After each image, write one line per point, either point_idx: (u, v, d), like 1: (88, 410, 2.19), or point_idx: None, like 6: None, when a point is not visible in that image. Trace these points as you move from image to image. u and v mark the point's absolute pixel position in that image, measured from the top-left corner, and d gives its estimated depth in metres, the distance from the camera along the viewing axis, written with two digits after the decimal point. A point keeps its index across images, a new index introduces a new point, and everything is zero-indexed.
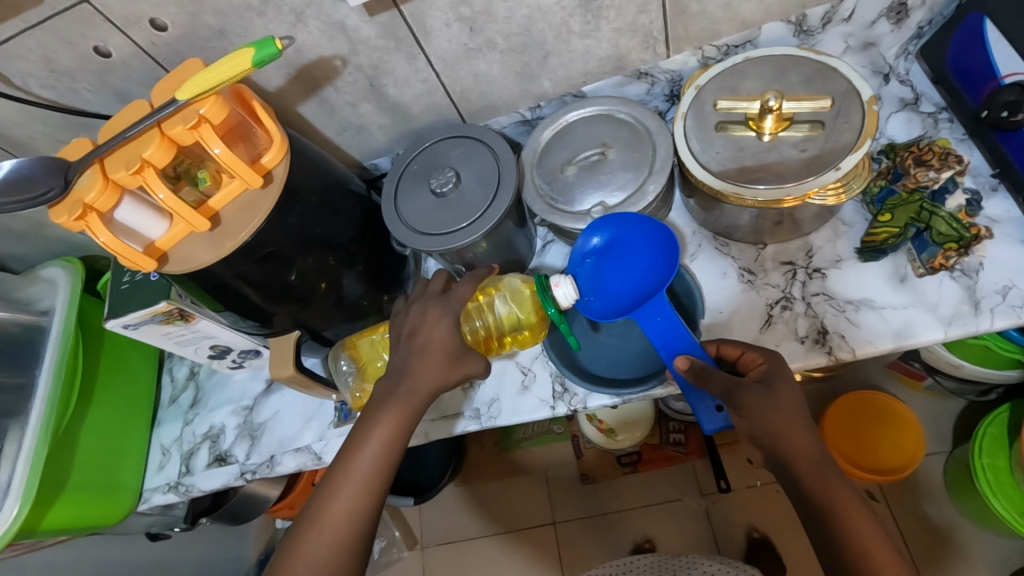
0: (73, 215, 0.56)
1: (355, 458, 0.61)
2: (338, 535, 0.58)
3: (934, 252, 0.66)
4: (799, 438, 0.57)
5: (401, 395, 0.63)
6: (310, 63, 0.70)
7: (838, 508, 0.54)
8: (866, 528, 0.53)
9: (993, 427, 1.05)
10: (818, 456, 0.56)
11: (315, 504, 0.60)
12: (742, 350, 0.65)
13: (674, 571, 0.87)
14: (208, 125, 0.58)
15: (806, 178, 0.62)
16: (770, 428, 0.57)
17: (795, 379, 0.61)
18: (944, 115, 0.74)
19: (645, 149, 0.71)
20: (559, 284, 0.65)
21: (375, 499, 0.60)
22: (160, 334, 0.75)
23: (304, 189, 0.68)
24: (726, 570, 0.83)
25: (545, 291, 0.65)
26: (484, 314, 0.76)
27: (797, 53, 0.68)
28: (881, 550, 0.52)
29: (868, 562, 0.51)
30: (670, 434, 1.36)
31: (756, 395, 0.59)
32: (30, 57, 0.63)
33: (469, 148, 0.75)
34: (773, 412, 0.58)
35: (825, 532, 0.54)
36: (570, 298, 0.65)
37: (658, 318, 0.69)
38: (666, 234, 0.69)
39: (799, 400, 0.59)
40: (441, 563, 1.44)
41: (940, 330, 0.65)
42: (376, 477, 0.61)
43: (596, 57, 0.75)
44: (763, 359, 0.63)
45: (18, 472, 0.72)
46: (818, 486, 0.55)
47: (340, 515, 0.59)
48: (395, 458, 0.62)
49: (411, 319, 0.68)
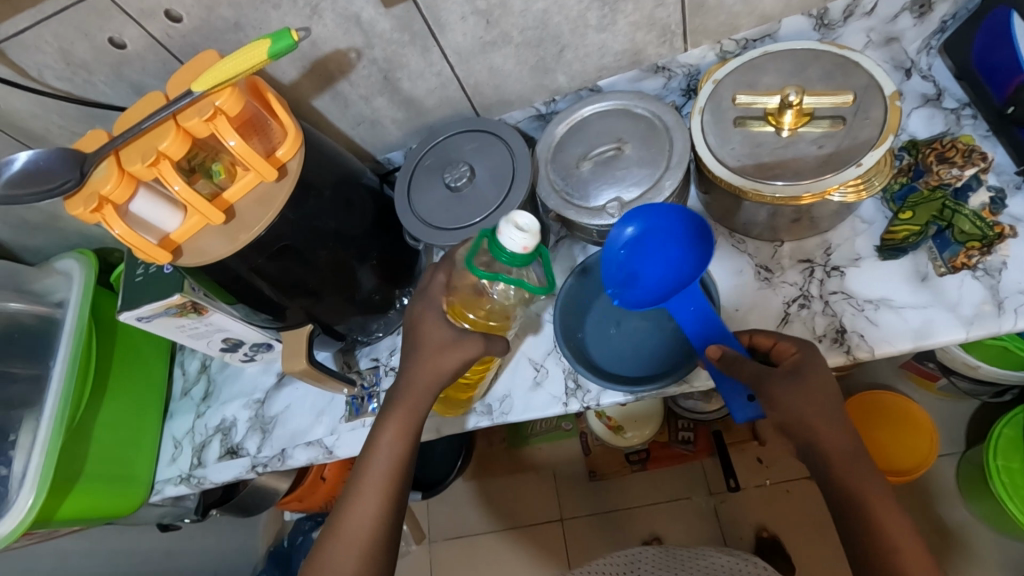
0: (89, 207, 0.57)
1: (372, 464, 0.63)
2: (366, 542, 0.60)
3: (956, 250, 0.65)
4: (829, 430, 0.57)
5: (402, 396, 0.66)
6: (325, 55, 0.70)
7: (865, 498, 0.55)
8: (895, 517, 0.54)
9: (1009, 428, 1.04)
10: (849, 450, 0.57)
11: (338, 515, 0.62)
12: (775, 340, 0.64)
13: (683, 563, 0.85)
14: (224, 117, 0.58)
15: (825, 174, 0.61)
16: (800, 422, 0.58)
17: (828, 368, 0.60)
18: (967, 111, 0.72)
19: (661, 144, 0.70)
20: (501, 232, 0.54)
21: (394, 502, 0.62)
22: (174, 326, 0.76)
23: (318, 182, 0.67)
24: (738, 562, 0.82)
25: (495, 238, 0.56)
26: (473, 291, 0.67)
27: (818, 48, 0.67)
28: (907, 539, 0.53)
29: (896, 552, 0.52)
30: (679, 433, 1.32)
31: (783, 388, 0.59)
32: (47, 49, 0.64)
33: (484, 143, 0.75)
34: (801, 405, 0.58)
35: (854, 520, 0.55)
36: (518, 243, 0.54)
37: (691, 308, 0.67)
38: (701, 224, 0.63)
39: (830, 394, 0.58)
40: (448, 558, 1.45)
41: (961, 330, 0.64)
42: (394, 481, 0.63)
43: (613, 52, 0.74)
44: (796, 349, 0.62)
45: (32, 463, 0.72)
46: (846, 476, 0.56)
47: (363, 521, 0.61)
48: (408, 458, 0.64)
49: (417, 311, 0.67)
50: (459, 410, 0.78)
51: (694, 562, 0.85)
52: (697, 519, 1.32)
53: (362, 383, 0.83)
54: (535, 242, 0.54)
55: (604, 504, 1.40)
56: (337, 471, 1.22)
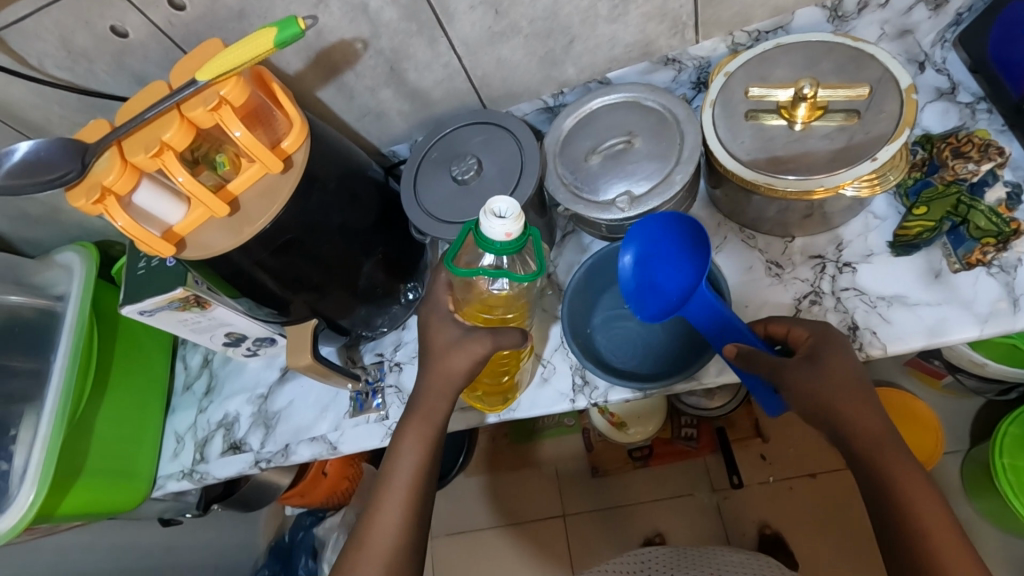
0: (91, 199, 0.56)
1: (394, 472, 0.64)
2: (393, 550, 0.60)
3: (971, 247, 0.64)
4: (859, 411, 0.57)
5: (418, 400, 0.67)
6: (331, 45, 0.69)
7: (893, 480, 0.54)
8: (927, 496, 0.53)
9: (1015, 427, 1.03)
10: (881, 431, 0.56)
11: (362, 524, 0.62)
12: (788, 328, 0.63)
13: (692, 562, 0.86)
14: (228, 107, 0.57)
15: (838, 169, 0.60)
16: (824, 409, 0.57)
17: (849, 350, 0.60)
18: (982, 105, 0.71)
19: (672, 137, 0.69)
20: (481, 221, 0.53)
21: (417, 509, 0.62)
22: (176, 321, 0.75)
23: (323, 174, 0.66)
24: (747, 560, 0.83)
25: (479, 232, 0.54)
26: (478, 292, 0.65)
27: (832, 39, 0.66)
28: (940, 518, 0.52)
29: (928, 532, 0.52)
30: (682, 429, 1.33)
31: (800, 378, 0.58)
32: (48, 37, 0.63)
33: (491, 135, 0.74)
34: (822, 392, 0.57)
35: (883, 502, 0.54)
36: (497, 232, 0.53)
37: (706, 309, 0.64)
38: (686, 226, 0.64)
39: (855, 378, 0.58)
40: (450, 554, 1.44)
41: (975, 328, 0.63)
42: (417, 488, 0.63)
43: (623, 43, 0.73)
44: (808, 334, 0.62)
45: (33, 460, 0.72)
46: (875, 459, 0.55)
47: (389, 527, 0.61)
48: (430, 464, 0.64)
49: (432, 315, 0.68)
50: (501, 407, 0.76)
51: (706, 561, 0.84)
52: (700, 515, 1.32)
53: (366, 378, 0.83)
54: (519, 227, 0.53)
55: (606, 500, 1.39)
56: (338, 466, 1.23)
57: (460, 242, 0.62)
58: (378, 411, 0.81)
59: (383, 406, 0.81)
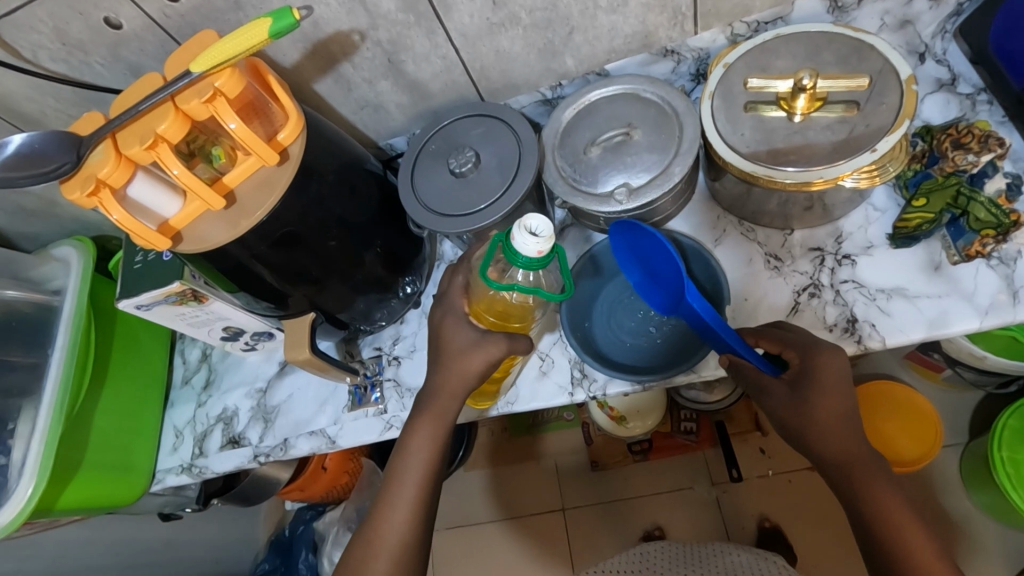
0: (85, 191, 0.55)
1: (401, 469, 0.64)
2: (400, 545, 0.61)
3: (971, 239, 0.63)
4: (837, 434, 0.57)
5: (421, 396, 0.67)
6: (328, 37, 0.68)
7: (867, 493, 0.56)
8: (898, 507, 0.55)
9: (1014, 420, 1.03)
10: (860, 451, 0.57)
11: (371, 519, 0.63)
12: (781, 348, 0.61)
13: (702, 557, 0.86)
14: (223, 99, 0.56)
15: (838, 161, 0.60)
16: (802, 431, 0.58)
17: (836, 377, 0.58)
18: (982, 97, 0.71)
19: (671, 129, 0.69)
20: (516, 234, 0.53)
21: (427, 504, 0.63)
22: (174, 315, 0.75)
23: (321, 167, 0.65)
24: (756, 559, 0.82)
25: (508, 244, 0.54)
26: (485, 290, 0.65)
27: (832, 30, 0.66)
28: (912, 527, 0.54)
29: (901, 541, 0.54)
30: (682, 423, 1.32)
31: (782, 401, 0.60)
32: (41, 28, 0.62)
33: (490, 128, 0.73)
34: (801, 419, 0.58)
35: (861, 514, 0.56)
36: (529, 250, 0.52)
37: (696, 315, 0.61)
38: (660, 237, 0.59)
39: (835, 401, 0.58)
40: (452, 548, 1.44)
41: (976, 320, 0.63)
42: (424, 485, 0.63)
43: (623, 34, 0.72)
44: (798, 356, 0.60)
45: (31, 452, 0.72)
46: (856, 475, 0.56)
47: (393, 523, 0.61)
48: (438, 461, 0.65)
49: (438, 314, 0.68)
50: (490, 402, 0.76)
51: (716, 560, 0.85)
52: (701, 510, 1.32)
53: (364, 372, 0.83)
54: (550, 245, 0.53)
55: (606, 494, 1.39)
56: (338, 461, 1.22)
57: (490, 254, 0.60)
58: (376, 405, 0.81)
59: (382, 400, 0.81)
